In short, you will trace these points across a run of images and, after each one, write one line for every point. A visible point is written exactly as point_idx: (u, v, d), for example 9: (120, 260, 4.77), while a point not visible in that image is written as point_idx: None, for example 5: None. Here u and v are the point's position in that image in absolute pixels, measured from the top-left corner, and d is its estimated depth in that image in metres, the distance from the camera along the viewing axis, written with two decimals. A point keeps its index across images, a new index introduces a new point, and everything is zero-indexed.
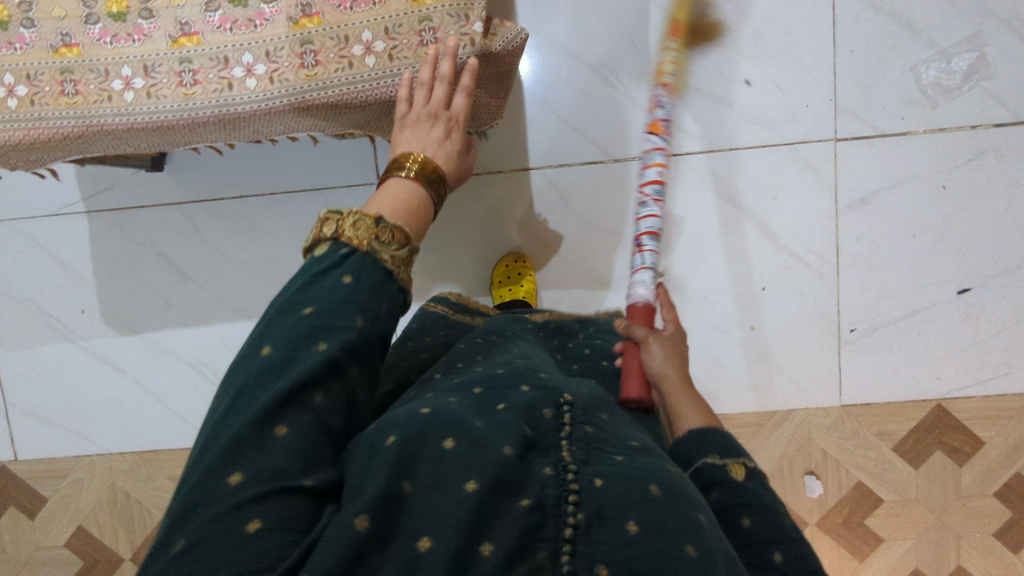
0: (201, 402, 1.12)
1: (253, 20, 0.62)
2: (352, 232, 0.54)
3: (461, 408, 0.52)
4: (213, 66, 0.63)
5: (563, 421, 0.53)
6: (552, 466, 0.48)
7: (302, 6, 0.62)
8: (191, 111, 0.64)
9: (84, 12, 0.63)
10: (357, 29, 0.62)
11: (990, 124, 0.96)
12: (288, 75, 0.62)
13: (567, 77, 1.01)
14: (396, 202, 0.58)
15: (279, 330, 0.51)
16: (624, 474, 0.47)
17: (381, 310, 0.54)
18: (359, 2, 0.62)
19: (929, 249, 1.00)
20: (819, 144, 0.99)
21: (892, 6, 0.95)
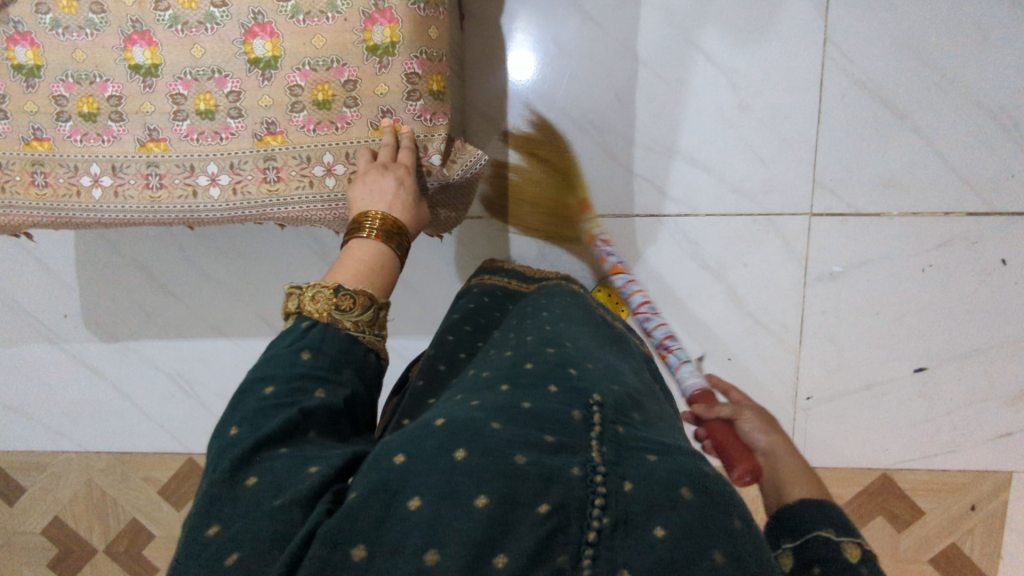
0: (177, 410, 1.16)
1: (219, 132, 0.63)
2: (312, 305, 0.55)
3: (476, 411, 0.49)
4: (179, 173, 0.64)
5: (593, 421, 0.48)
6: (582, 465, 0.43)
7: (266, 123, 0.63)
8: (158, 211, 0.65)
9: (55, 109, 0.63)
10: (319, 151, 0.63)
11: (963, 213, 0.97)
12: (250, 189, 0.64)
13: (552, 132, 1.02)
14: (358, 263, 0.58)
15: (251, 402, 0.49)
16: (655, 476, 0.42)
17: (343, 377, 0.53)
18: (322, 125, 0.63)
19: (891, 327, 1.02)
20: (794, 217, 1.00)
21: (879, 87, 0.96)
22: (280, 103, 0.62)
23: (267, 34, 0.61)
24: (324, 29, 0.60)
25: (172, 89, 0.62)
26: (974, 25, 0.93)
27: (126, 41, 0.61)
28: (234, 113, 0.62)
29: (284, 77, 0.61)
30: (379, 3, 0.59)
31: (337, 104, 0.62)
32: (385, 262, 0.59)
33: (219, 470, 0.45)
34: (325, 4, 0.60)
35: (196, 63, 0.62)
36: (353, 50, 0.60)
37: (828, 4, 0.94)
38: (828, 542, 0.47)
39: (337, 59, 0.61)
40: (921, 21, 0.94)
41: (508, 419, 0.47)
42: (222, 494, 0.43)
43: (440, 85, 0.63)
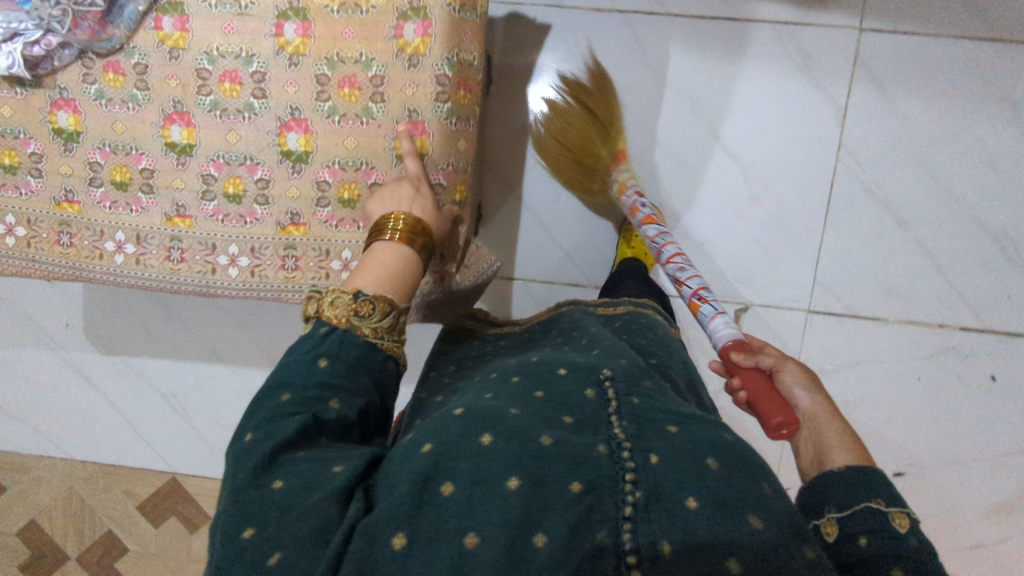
0: (167, 429, 1.17)
1: (244, 217, 0.64)
2: (331, 310, 0.49)
3: (493, 402, 0.49)
4: (201, 250, 0.64)
5: (608, 397, 0.49)
6: (605, 444, 0.43)
7: (291, 214, 0.63)
8: (175, 282, 0.66)
9: (88, 175, 0.64)
10: (337, 246, 0.63)
11: (956, 326, 0.99)
12: (268, 273, 0.64)
13: (565, 202, 1.03)
14: (381, 268, 0.52)
15: (265, 408, 0.46)
16: (679, 449, 0.43)
17: (360, 386, 0.48)
18: (343, 222, 0.62)
19: (874, 428, 1.04)
20: (790, 311, 1.02)
21: (886, 197, 0.97)
22: (306, 196, 0.62)
23: (302, 129, 0.61)
24: (357, 132, 0.61)
25: (203, 170, 0.63)
26: (987, 149, 0.94)
27: (165, 120, 0.62)
28: (261, 201, 0.63)
29: (313, 172, 0.62)
30: (412, 112, 0.59)
31: (361, 204, 0.62)
32: (410, 266, 0.53)
33: (239, 478, 0.43)
34: (360, 107, 0.60)
35: (230, 148, 0.62)
36: (383, 154, 0.61)
37: (846, 110, 0.95)
38: (877, 513, 0.43)
39: (368, 162, 0.61)
40: (936, 137, 0.95)
41: (526, 407, 0.48)
42: (246, 500, 0.41)
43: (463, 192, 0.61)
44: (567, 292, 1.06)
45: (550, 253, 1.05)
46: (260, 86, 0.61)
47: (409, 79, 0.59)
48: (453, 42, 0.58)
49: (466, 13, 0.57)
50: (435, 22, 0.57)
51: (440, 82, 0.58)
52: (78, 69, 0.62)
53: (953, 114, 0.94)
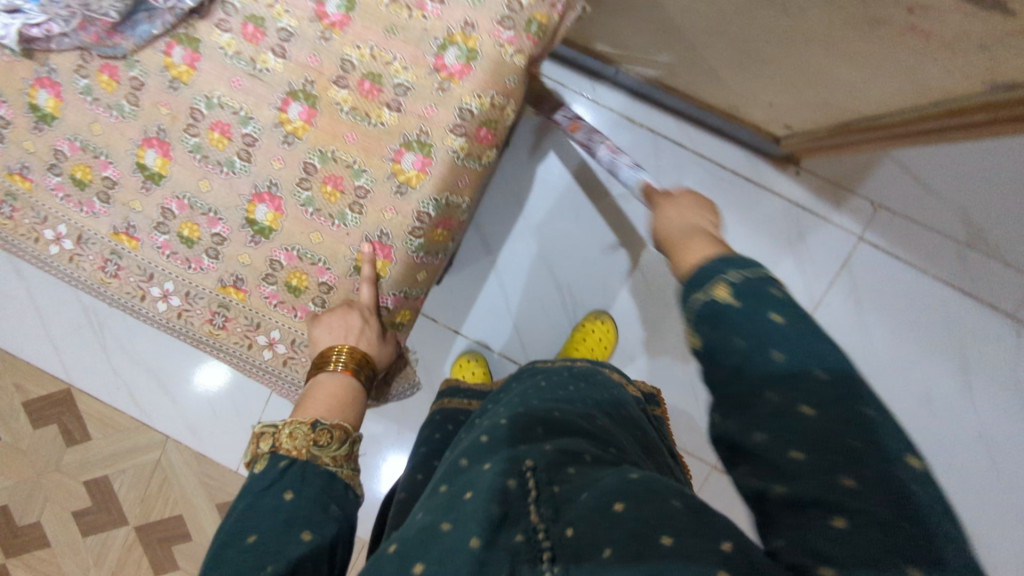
0: (74, 341, 1.14)
1: (190, 261, 0.53)
2: (289, 442, 0.42)
3: (422, 518, 0.38)
4: (137, 275, 0.53)
5: (528, 489, 0.39)
6: (522, 533, 0.36)
7: (236, 277, 0.52)
8: (104, 295, 0.55)
9: (50, 160, 0.53)
10: (269, 325, 0.53)
11: None
12: (193, 321, 0.54)
13: (534, 280, 1.02)
14: (331, 400, 0.46)
15: (226, 564, 0.35)
16: (594, 507, 0.36)
17: (329, 514, 0.40)
18: (284, 304, 0.52)
19: None
20: (698, 461, 1.02)
21: None
22: (256, 267, 0.52)
23: (273, 205, 0.51)
24: (325, 231, 0.51)
25: (165, 202, 0.52)
26: (926, 390, 0.97)
27: (144, 141, 0.51)
28: (211, 254, 0.52)
29: (271, 248, 0.51)
30: (383, 236, 0.50)
31: (305, 299, 0.52)
32: (359, 396, 0.49)
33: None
34: (336, 209, 0.50)
35: (199, 195, 0.52)
36: (342, 261, 0.51)
37: (819, 302, 0.97)
38: None
39: (324, 261, 0.51)
40: (886, 359, 0.97)
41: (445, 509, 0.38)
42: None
43: (405, 319, 0.55)
44: (503, 365, 1.04)
45: (500, 321, 1.03)
46: (248, 148, 0.50)
47: (392, 205, 0.50)
48: (447, 186, 0.50)
49: (469, 162, 0.50)
50: (435, 162, 0.49)
51: (420, 219, 0.50)
52: (75, 57, 0.51)
53: (907, 342, 0.96)
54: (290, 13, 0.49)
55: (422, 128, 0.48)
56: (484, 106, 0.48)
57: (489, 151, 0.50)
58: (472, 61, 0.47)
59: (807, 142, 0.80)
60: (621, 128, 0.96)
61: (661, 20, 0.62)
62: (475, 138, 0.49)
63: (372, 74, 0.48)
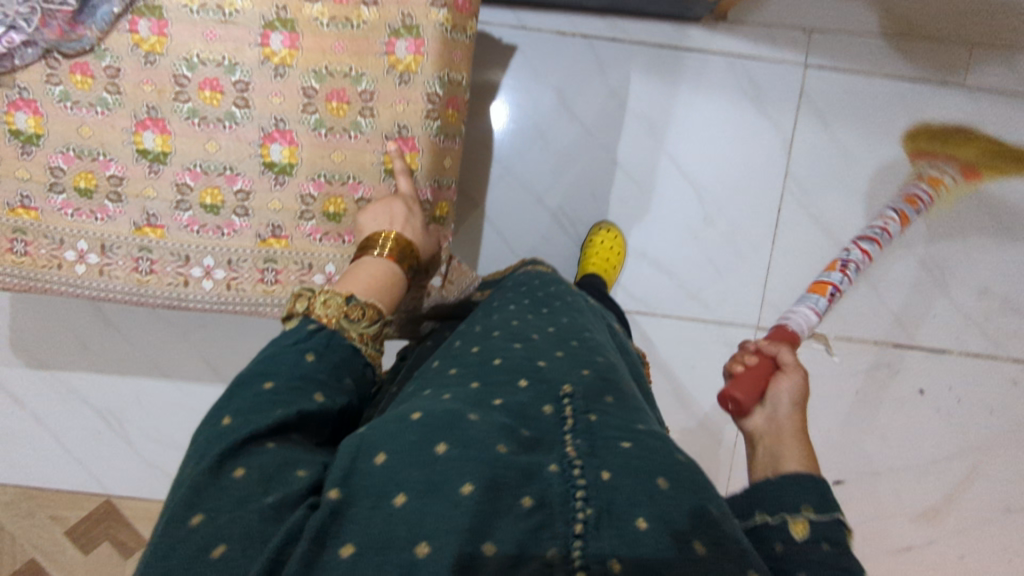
0: (100, 448, 1.09)
1: (221, 228, 0.52)
2: (320, 309, 0.42)
3: (451, 402, 0.42)
4: (173, 261, 0.52)
5: (565, 415, 0.42)
6: (558, 461, 0.38)
7: (272, 226, 0.52)
8: (145, 298, 0.53)
9: (50, 179, 0.51)
10: (322, 260, 0.53)
11: (888, 343, 1.06)
12: (245, 288, 0.53)
13: (530, 216, 1.04)
14: (370, 280, 0.46)
15: (243, 393, 0.38)
16: (630, 465, 0.38)
17: (343, 385, 0.41)
18: (329, 235, 0.52)
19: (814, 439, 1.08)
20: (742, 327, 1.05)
21: (826, 221, 1.03)
22: (289, 209, 0.52)
23: (286, 141, 0.51)
24: (345, 146, 0.51)
25: (177, 178, 0.51)
26: (913, 182, 1.03)
27: (137, 125, 0.51)
28: (240, 212, 0.51)
29: (297, 184, 0.51)
30: (402, 130, 0.51)
31: (348, 221, 0.52)
32: (401, 285, 0.47)
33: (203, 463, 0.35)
34: (348, 121, 0.51)
35: (209, 157, 0.51)
36: (371, 169, 0.51)
37: (792, 137, 1.02)
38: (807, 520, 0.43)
39: (354, 176, 0.51)
40: (870, 169, 1.02)
41: (485, 413, 0.41)
42: (199, 490, 0.34)
43: (445, 213, 0.55)
44: None
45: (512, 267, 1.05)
46: (243, 94, 0.50)
47: (400, 97, 0.50)
48: (445, 63, 0.51)
49: (457, 35, 0.51)
50: (427, 40, 0.50)
51: (431, 101, 0.51)
52: (42, 67, 0.50)
53: (884, 146, 1.02)
54: None
55: (403, 13, 0.49)
56: None
57: (471, 21, 0.52)
58: None
59: None
60: (557, 44, 1.00)
61: None
62: (456, 7, 0.50)
63: None
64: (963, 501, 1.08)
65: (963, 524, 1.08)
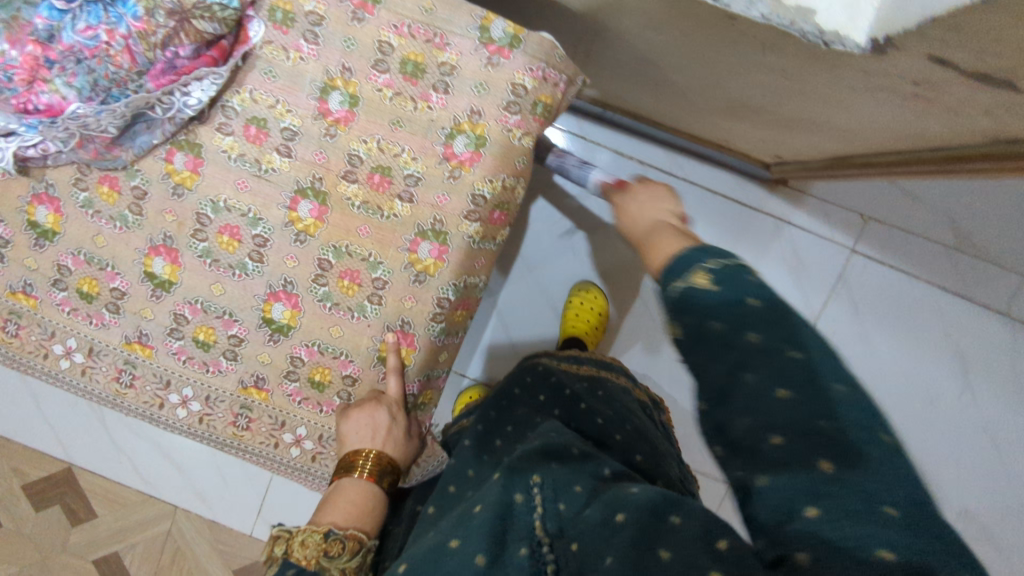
0: (74, 419, 1.11)
1: (208, 364, 0.52)
2: (301, 550, 0.41)
3: (433, 535, 0.42)
4: (154, 382, 0.52)
5: (531, 504, 0.42)
6: (527, 548, 0.39)
7: (257, 377, 0.52)
8: (120, 406, 0.54)
9: (54, 275, 0.51)
10: (294, 422, 0.52)
11: None
12: (216, 426, 0.53)
13: (539, 319, 1.02)
14: (351, 505, 0.45)
15: None
16: (593, 529, 0.37)
17: None
18: (309, 400, 0.52)
19: None
20: (715, 483, 1.03)
21: None
22: (277, 365, 0.51)
23: (291, 303, 0.50)
24: (346, 324, 0.50)
25: (177, 308, 0.51)
26: (929, 395, 0.99)
27: (150, 249, 0.50)
28: (229, 355, 0.51)
29: (290, 345, 0.51)
30: (405, 324, 0.50)
31: (330, 393, 0.52)
32: (380, 504, 0.47)
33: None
34: (355, 302, 0.50)
35: (212, 298, 0.51)
36: (365, 352, 0.51)
37: (818, 317, 0.99)
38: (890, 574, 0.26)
39: (347, 354, 0.51)
40: (889, 368, 0.99)
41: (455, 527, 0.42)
42: None
43: (429, 398, 0.54)
44: None
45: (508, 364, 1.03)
46: (259, 249, 0.50)
47: (411, 294, 0.50)
48: (464, 269, 0.50)
49: (485, 243, 0.50)
50: (452, 249, 0.49)
51: (440, 305, 0.50)
52: (73, 170, 0.50)
53: (910, 352, 0.99)
54: (293, 113, 0.48)
55: (436, 217, 0.49)
56: (496, 190, 0.49)
57: (503, 231, 0.51)
58: (481, 148, 0.48)
59: (799, 170, 0.82)
60: (613, 162, 0.97)
61: (652, 75, 0.64)
62: (489, 221, 0.50)
63: (382, 167, 0.48)
64: None
65: None
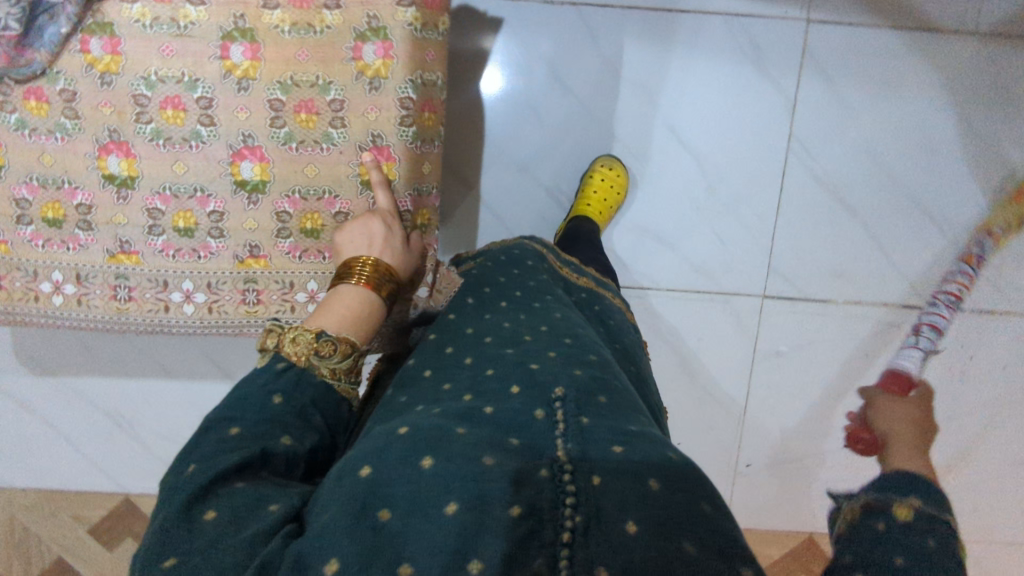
0: (113, 449, 1.09)
1: (196, 251, 0.60)
2: (293, 346, 0.47)
3: (438, 418, 0.45)
4: (150, 287, 0.61)
5: (556, 419, 0.45)
6: (548, 468, 0.41)
7: (250, 246, 0.61)
8: (128, 324, 0.62)
9: (16, 213, 0.59)
10: (301, 278, 0.62)
11: (900, 305, 1.04)
12: (226, 309, 0.61)
13: (528, 196, 1.03)
14: (345, 310, 0.51)
15: (208, 441, 0.42)
16: (619, 469, 0.41)
17: (310, 424, 0.46)
18: (307, 253, 0.61)
19: (824, 402, 1.09)
20: (747, 297, 1.06)
21: (835, 185, 1.01)
22: (264, 228, 0.60)
23: (256, 158, 0.58)
24: (319, 159, 0.59)
25: (148, 203, 0.59)
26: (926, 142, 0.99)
27: (100, 150, 0.58)
28: (215, 234, 0.60)
29: (272, 202, 0.59)
30: (377, 137, 0.58)
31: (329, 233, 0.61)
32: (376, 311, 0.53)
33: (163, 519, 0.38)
34: (319, 132, 0.58)
35: (179, 179, 0.58)
36: (346, 180, 0.59)
37: (796, 100, 0.98)
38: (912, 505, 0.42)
39: (330, 190, 0.60)
40: (879, 129, 0.98)
41: (470, 425, 0.44)
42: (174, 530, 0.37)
43: (426, 219, 0.63)
44: None
45: None
46: (206, 111, 0.57)
47: (372, 105, 0.58)
48: (416, 66, 0.57)
49: (428, 33, 0.57)
50: (396, 42, 0.56)
51: (406, 106, 0.58)
52: None
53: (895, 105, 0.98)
54: None
55: (370, 19, 0.56)
56: None
57: (441, 18, 0.58)
58: None
59: None
60: (543, 12, 0.95)
61: None
62: (424, 6, 0.56)
63: None
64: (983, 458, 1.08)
65: (980, 482, 1.10)
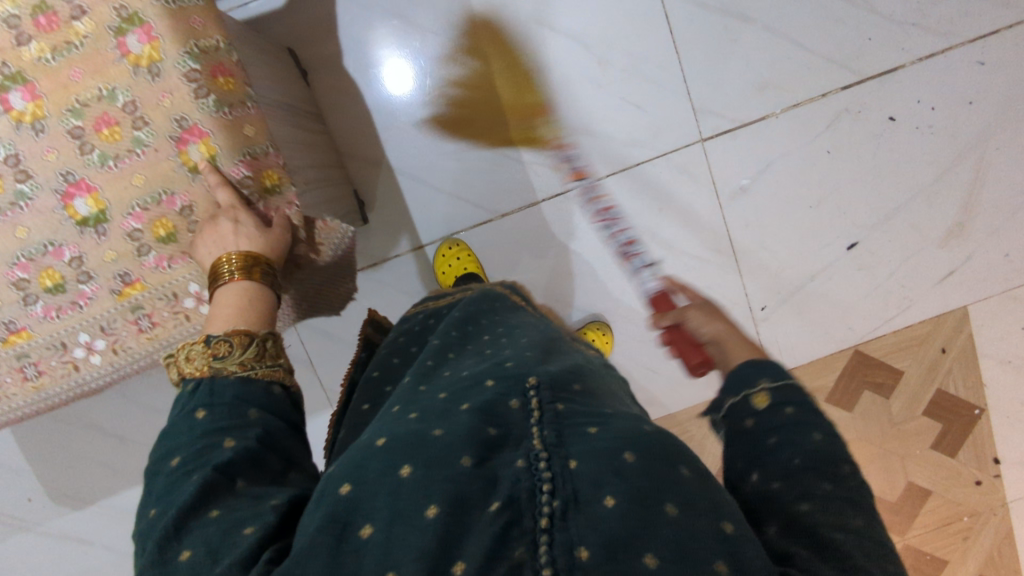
0: None
1: (76, 302, 0.64)
2: (192, 363, 0.53)
3: (415, 422, 0.47)
4: (53, 353, 0.66)
5: (531, 407, 0.48)
6: (524, 457, 0.42)
7: (119, 277, 0.63)
8: (55, 392, 0.69)
9: None
10: (181, 284, 0.64)
11: (839, 88, 1.03)
12: (129, 343, 0.66)
13: (438, 147, 1.04)
14: (230, 310, 0.57)
15: (162, 483, 0.45)
16: (594, 450, 0.42)
17: (247, 419, 0.49)
18: (174, 260, 0.63)
19: (808, 216, 1.06)
20: (688, 148, 1.04)
21: (720, 4, 1.00)
22: (124, 253, 0.62)
23: (85, 191, 0.61)
24: (140, 166, 0.60)
25: (13, 276, 0.63)
26: None
27: None
28: (82, 278, 0.63)
29: (118, 226, 0.61)
30: (184, 120, 0.59)
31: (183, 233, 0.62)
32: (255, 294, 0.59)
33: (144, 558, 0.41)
34: (128, 139, 0.59)
35: (30, 243, 0.62)
36: (176, 175, 0.60)
37: None
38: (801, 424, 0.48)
39: (165, 190, 0.61)
40: None
41: (449, 424, 0.46)
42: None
43: (274, 180, 0.63)
44: (487, 233, 1.07)
45: (450, 204, 1.06)
46: (20, 166, 0.61)
47: (161, 91, 0.58)
48: (186, 36, 0.58)
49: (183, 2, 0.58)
50: (154, 23, 0.57)
51: (193, 79, 0.58)
52: None
53: None
54: None
55: (122, 13, 0.58)
56: None
57: None
58: None
59: None
60: None
61: None
62: None
63: (42, 10, 0.58)
64: (982, 200, 1.05)
65: (993, 221, 1.06)
